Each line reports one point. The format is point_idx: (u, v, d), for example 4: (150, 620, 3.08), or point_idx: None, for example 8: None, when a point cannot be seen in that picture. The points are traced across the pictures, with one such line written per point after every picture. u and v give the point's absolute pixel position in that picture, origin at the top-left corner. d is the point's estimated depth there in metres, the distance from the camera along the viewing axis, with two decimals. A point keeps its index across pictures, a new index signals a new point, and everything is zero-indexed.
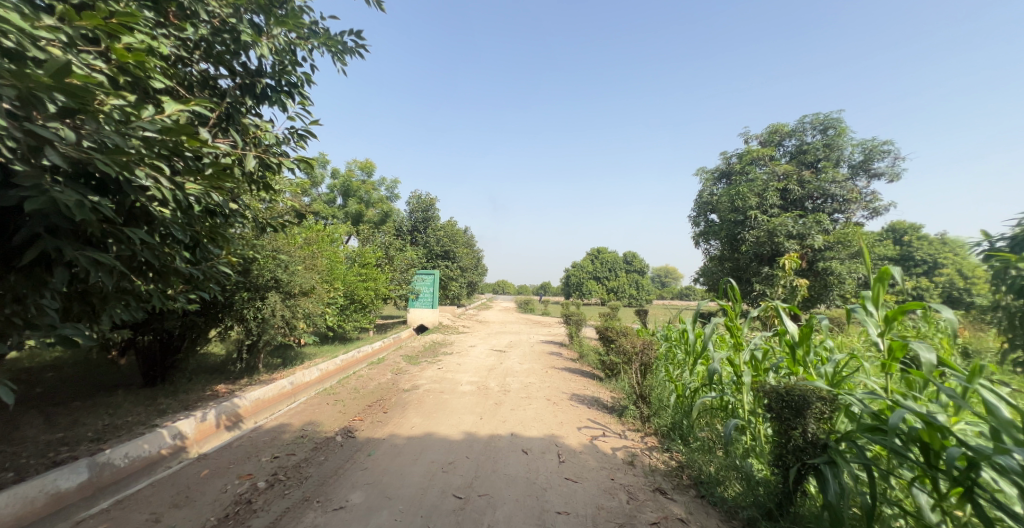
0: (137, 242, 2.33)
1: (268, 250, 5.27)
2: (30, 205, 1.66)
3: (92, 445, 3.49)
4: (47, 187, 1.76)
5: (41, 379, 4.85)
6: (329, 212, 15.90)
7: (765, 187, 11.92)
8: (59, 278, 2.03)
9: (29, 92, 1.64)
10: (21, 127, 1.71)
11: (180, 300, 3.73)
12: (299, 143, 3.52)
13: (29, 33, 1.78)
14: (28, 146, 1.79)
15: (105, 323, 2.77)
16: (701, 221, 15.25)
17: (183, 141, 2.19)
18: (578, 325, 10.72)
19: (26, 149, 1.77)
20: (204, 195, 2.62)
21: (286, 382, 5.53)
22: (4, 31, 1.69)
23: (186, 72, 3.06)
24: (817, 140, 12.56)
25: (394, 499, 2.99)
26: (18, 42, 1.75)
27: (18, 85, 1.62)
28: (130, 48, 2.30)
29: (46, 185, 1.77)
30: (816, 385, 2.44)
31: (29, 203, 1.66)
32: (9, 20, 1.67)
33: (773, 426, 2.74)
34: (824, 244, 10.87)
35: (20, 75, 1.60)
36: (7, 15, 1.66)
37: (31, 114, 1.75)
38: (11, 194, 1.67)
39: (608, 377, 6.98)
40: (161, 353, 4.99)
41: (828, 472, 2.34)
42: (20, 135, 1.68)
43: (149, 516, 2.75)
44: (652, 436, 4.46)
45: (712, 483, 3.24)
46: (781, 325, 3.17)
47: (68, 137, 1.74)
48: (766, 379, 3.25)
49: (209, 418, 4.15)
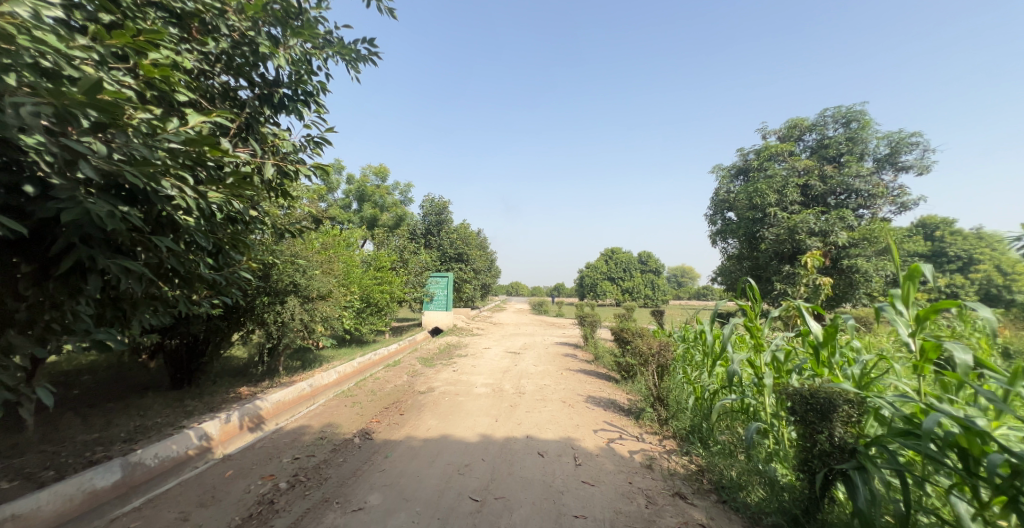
0: (163, 250, 2.44)
1: (287, 255, 5.40)
2: (67, 216, 1.74)
3: (124, 445, 3.63)
4: (81, 198, 1.85)
5: (78, 382, 5.08)
6: (344, 217, 16.29)
7: (784, 184, 11.71)
8: (92, 285, 2.13)
9: (64, 109, 1.73)
10: (58, 142, 1.81)
11: (205, 306, 3.86)
12: (315, 151, 3.60)
13: (64, 53, 1.88)
14: (63, 160, 1.88)
15: (135, 328, 2.90)
16: (718, 219, 14.97)
17: (205, 152, 2.29)
18: (593, 326, 10.66)
19: (62, 163, 1.86)
20: (226, 203, 2.72)
21: (307, 384, 5.65)
22: (41, 51, 1.78)
23: (208, 84, 3.18)
24: (839, 133, 12.19)
25: (411, 501, 3.01)
26: (54, 61, 1.84)
27: (55, 103, 1.71)
28: (156, 63, 2.42)
29: (80, 196, 1.86)
30: (843, 387, 2.37)
31: (66, 215, 1.74)
32: (46, 41, 1.75)
33: (797, 430, 2.66)
34: (848, 241, 10.54)
35: (56, 93, 1.69)
36: (44, 37, 1.75)
37: (66, 129, 1.84)
38: (50, 205, 1.77)
39: (624, 379, 6.90)
40: (186, 356, 5.15)
41: (857, 478, 2.24)
42: (56, 150, 1.78)
43: (177, 515, 2.85)
44: (670, 439, 4.39)
45: (734, 487, 3.17)
46: (804, 325, 3.06)
47: (100, 151, 1.84)
48: (788, 381, 3.16)
49: (233, 419, 4.25)
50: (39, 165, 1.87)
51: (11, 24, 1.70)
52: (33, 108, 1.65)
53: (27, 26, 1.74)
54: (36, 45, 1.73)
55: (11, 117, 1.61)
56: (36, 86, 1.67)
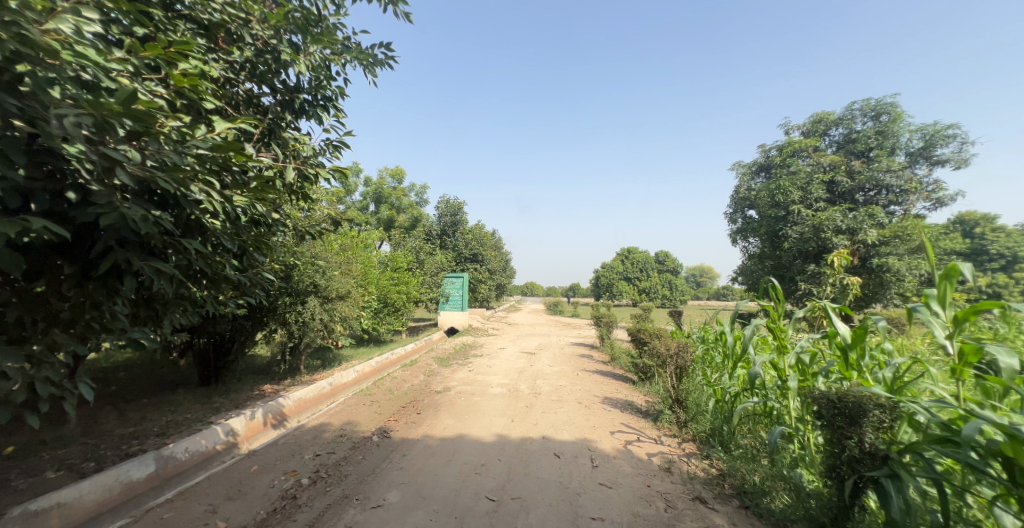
0: (192, 252, 2.54)
1: (308, 257, 5.54)
2: (104, 220, 1.84)
3: (157, 439, 3.79)
4: (117, 204, 1.95)
5: (114, 378, 5.34)
6: (362, 219, 16.58)
7: (809, 180, 11.35)
8: (127, 286, 2.23)
9: (103, 120, 1.81)
10: (96, 151, 1.91)
11: (230, 305, 3.99)
12: (334, 154, 3.69)
13: (102, 66, 1.98)
14: (101, 167, 1.98)
15: (167, 327, 3.04)
16: (738, 217, 14.60)
17: (231, 157, 2.39)
18: (609, 327, 10.56)
19: (100, 170, 1.96)
20: (250, 206, 2.82)
21: (327, 383, 5.78)
22: (83, 65, 1.84)
23: (233, 92, 3.30)
24: (867, 127, 11.73)
25: (428, 499, 3.05)
26: (94, 74, 1.92)
27: (94, 113, 1.80)
28: (185, 73, 2.54)
29: (117, 202, 1.95)
30: (873, 392, 2.28)
31: (103, 219, 1.84)
32: (87, 55, 1.81)
33: (824, 435, 2.57)
34: (878, 239, 10.12)
35: (96, 104, 1.78)
36: (85, 51, 1.80)
37: (104, 138, 1.93)
38: (90, 211, 1.87)
39: (642, 380, 6.81)
40: (214, 355, 5.35)
41: (890, 487, 2.15)
42: (94, 158, 1.88)
43: (206, 507, 2.96)
44: (690, 442, 4.32)
45: (757, 493, 3.09)
46: (831, 326, 2.94)
47: (135, 158, 1.94)
48: (814, 384, 3.05)
49: (257, 416, 4.39)
50: (79, 173, 1.97)
51: (55, 40, 1.77)
52: (75, 118, 1.74)
53: (70, 42, 1.79)
54: (77, 59, 1.78)
55: (55, 128, 1.70)
56: (77, 98, 1.76)
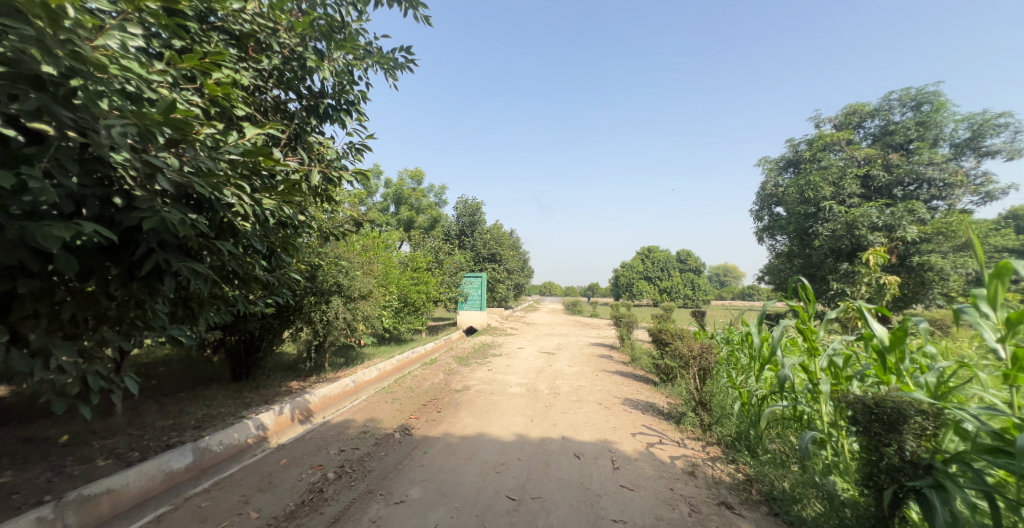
0: (225, 253, 2.66)
1: (332, 258, 5.70)
2: (146, 223, 1.95)
3: (195, 431, 3.98)
4: (158, 208, 2.06)
5: (154, 373, 5.64)
6: (383, 220, 16.91)
7: (841, 174, 10.84)
8: (167, 286, 2.36)
9: (145, 129, 1.92)
10: (139, 158, 2.03)
11: (260, 304, 4.14)
12: (357, 157, 3.79)
13: (144, 78, 2.10)
14: (144, 174, 2.10)
15: (202, 325, 3.20)
16: (765, 215, 14.10)
17: (260, 162, 2.50)
18: (629, 327, 10.40)
19: (143, 177, 2.08)
20: (278, 209, 2.93)
21: (350, 380, 5.92)
22: (127, 78, 1.96)
23: (262, 98, 3.42)
24: (907, 118, 11.10)
25: (449, 497, 3.08)
26: (137, 86, 2.04)
27: (138, 123, 1.91)
28: (218, 82, 2.66)
29: (158, 206, 2.07)
30: (914, 397, 2.16)
31: (145, 223, 1.95)
32: (131, 69, 1.94)
33: (859, 441, 2.45)
34: (919, 236, 9.57)
35: (138, 114, 1.88)
36: (129, 65, 1.93)
37: (146, 147, 2.05)
38: (134, 215, 1.99)
39: (663, 382, 6.67)
40: (244, 352, 5.57)
41: (934, 498, 2.03)
42: (138, 165, 2.00)
43: (240, 497, 3.09)
44: (714, 446, 4.20)
45: (787, 500, 2.97)
46: (867, 328, 2.79)
47: (174, 165, 2.05)
48: (848, 388, 2.90)
49: (285, 411, 4.55)
50: (125, 180, 2.10)
51: (103, 55, 1.87)
52: (122, 129, 1.85)
53: (116, 56, 1.91)
54: (123, 72, 1.91)
55: (104, 138, 1.81)
56: (122, 109, 1.87)
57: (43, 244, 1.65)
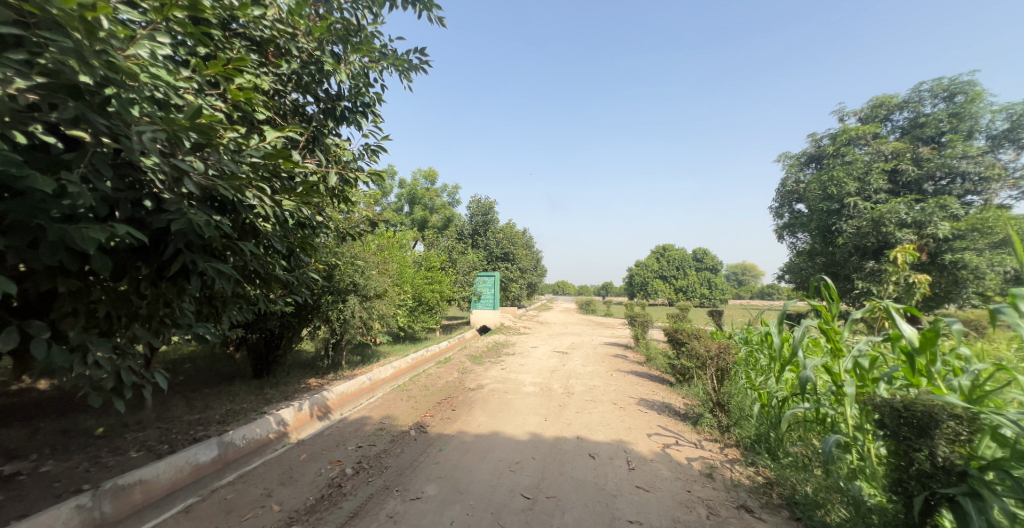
0: (247, 254, 2.74)
1: (348, 257, 5.80)
2: (174, 225, 2.03)
3: (219, 426, 4.12)
4: (185, 210, 2.14)
5: (181, 369, 5.85)
6: (397, 220, 17.12)
7: (867, 169, 10.45)
8: (193, 285, 2.45)
9: (173, 134, 2.00)
10: (167, 162, 2.11)
11: (280, 303, 4.24)
12: (372, 158, 3.85)
13: (171, 85, 2.18)
14: (172, 177, 2.19)
15: (226, 323, 3.30)
16: (785, 212, 13.71)
17: (280, 164, 2.56)
18: (644, 327, 10.27)
19: (170, 180, 2.16)
20: (297, 210, 3.00)
21: (367, 377, 6.03)
22: (156, 85, 2.03)
23: (281, 102, 3.50)
24: (939, 109, 10.62)
25: (464, 494, 3.10)
26: (165, 93, 2.12)
27: (167, 129, 1.99)
28: (240, 87, 2.74)
29: (184, 208, 2.15)
30: (947, 401, 2.07)
31: (173, 224, 2.03)
32: (160, 76, 2.00)
33: (887, 446, 2.36)
34: (952, 233, 9.15)
35: (167, 120, 1.96)
36: (158, 72, 2.00)
37: (174, 151, 2.13)
38: (162, 217, 2.07)
39: (679, 382, 6.57)
40: (265, 349, 5.73)
41: (969, 507, 1.93)
42: (166, 169, 2.08)
43: (263, 490, 3.18)
44: (733, 448, 4.12)
45: (810, 505, 2.89)
46: (895, 328, 2.68)
47: (200, 168, 2.13)
48: (874, 391, 2.79)
49: (305, 408, 4.65)
50: (153, 183, 2.18)
51: (135, 64, 1.94)
52: (152, 134, 1.92)
53: (146, 65, 1.99)
54: (152, 80, 1.98)
55: (136, 143, 1.89)
56: (151, 115, 1.95)
57: (81, 245, 1.73)
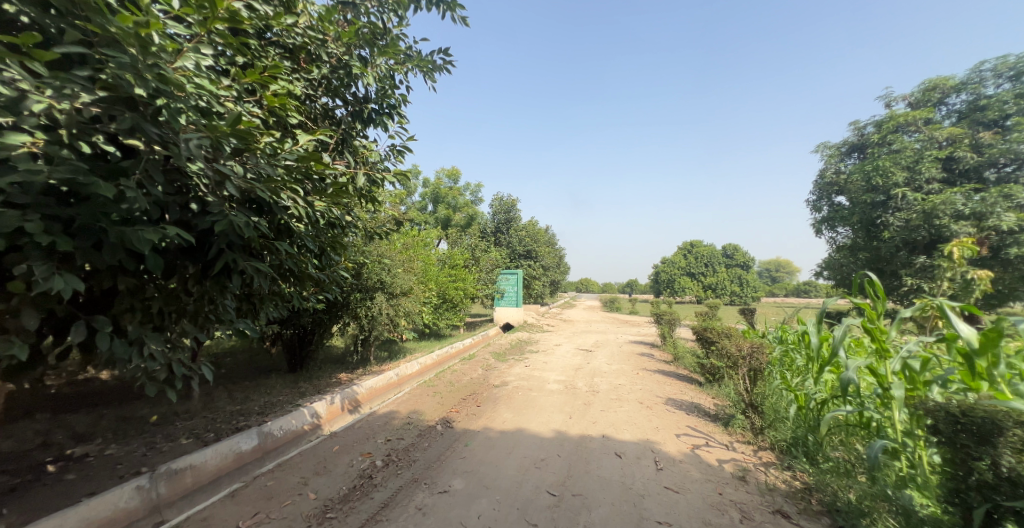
0: (281, 253, 2.87)
1: (376, 256, 5.95)
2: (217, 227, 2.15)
3: (259, 417, 4.34)
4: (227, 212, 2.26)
5: (223, 362, 6.19)
6: (421, 219, 17.42)
7: (918, 157, 9.73)
8: (234, 283, 2.58)
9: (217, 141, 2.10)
10: (211, 167, 2.22)
11: (312, 300, 4.41)
12: (397, 158, 3.91)
13: (214, 93, 2.29)
14: (215, 181, 2.31)
15: (263, 319, 3.47)
16: (823, 205, 12.99)
17: (312, 166, 2.65)
18: (670, 325, 10.02)
19: (213, 184, 2.28)
20: (327, 210, 3.11)
21: (394, 373, 6.17)
22: (200, 95, 2.14)
23: (312, 106, 3.63)
24: (1003, 90, 9.74)
25: (491, 489, 3.13)
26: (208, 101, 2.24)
27: (210, 135, 2.10)
28: (275, 93, 2.86)
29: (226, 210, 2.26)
30: (1012, 407, 1.90)
31: (217, 226, 2.15)
32: (204, 86, 2.11)
33: (941, 453, 2.19)
34: (1017, 224, 8.39)
35: (211, 127, 2.07)
36: (202, 83, 2.10)
37: (216, 156, 2.24)
38: (206, 219, 2.19)
39: (708, 382, 6.37)
40: (299, 344, 5.98)
41: None
42: (210, 174, 2.19)
43: (300, 479, 3.33)
44: (767, 451, 3.95)
45: (853, 513, 2.72)
46: (951, 328, 2.47)
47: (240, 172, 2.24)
48: (926, 394, 2.59)
49: (336, 401, 4.81)
50: (198, 187, 2.31)
51: (182, 75, 2.05)
52: (198, 142, 2.03)
53: (192, 76, 2.10)
54: (197, 90, 2.08)
55: (184, 150, 2.00)
56: (197, 123, 2.05)
57: (138, 246, 1.87)
